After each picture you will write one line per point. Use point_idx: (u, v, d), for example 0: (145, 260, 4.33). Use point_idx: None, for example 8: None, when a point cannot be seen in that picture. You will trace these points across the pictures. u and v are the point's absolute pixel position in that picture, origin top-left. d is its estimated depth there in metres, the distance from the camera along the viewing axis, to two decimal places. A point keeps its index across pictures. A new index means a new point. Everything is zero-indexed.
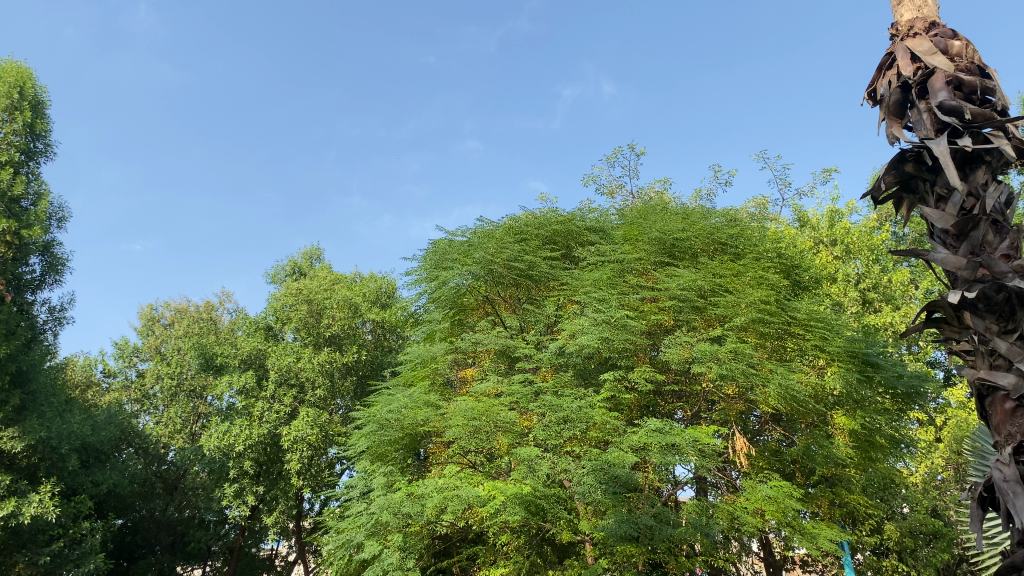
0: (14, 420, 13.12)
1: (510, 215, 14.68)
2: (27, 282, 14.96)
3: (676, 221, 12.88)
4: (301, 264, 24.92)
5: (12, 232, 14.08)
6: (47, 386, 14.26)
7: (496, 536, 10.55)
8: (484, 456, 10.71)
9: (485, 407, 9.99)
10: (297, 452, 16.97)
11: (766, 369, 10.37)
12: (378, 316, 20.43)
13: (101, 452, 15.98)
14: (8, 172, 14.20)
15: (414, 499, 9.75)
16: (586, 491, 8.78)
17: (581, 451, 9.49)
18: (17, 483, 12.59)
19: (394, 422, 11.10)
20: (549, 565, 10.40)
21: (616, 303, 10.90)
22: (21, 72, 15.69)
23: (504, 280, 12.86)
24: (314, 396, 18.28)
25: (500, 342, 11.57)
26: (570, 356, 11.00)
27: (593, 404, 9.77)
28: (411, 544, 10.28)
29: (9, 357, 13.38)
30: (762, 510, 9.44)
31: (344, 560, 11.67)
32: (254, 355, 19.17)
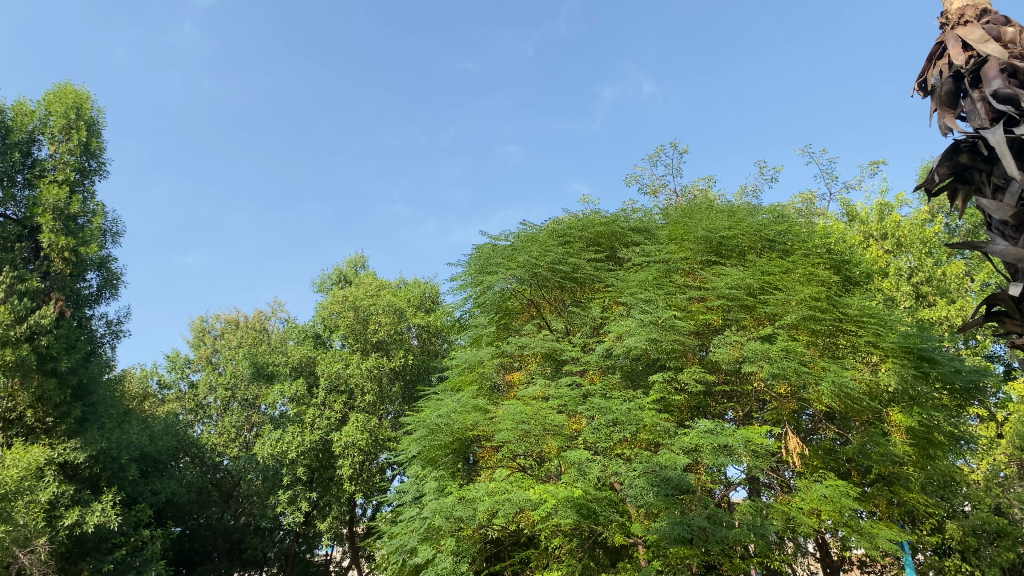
0: (75, 432, 13.49)
1: (554, 219, 14.69)
2: (85, 297, 15.38)
3: (722, 219, 12.78)
4: (347, 271, 25.20)
5: (70, 249, 14.50)
6: (106, 398, 14.63)
7: (549, 540, 10.55)
8: (534, 459, 10.74)
9: (533, 411, 10.00)
10: (348, 457, 17.18)
11: (818, 367, 10.21)
12: (424, 320, 20.41)
13: (160, 461, 16.35)
14: (65, 190, 14.61)
15: (465, 504, 9.81)
16: (638, 493, 8.73)
17: (632, 453, 9.45)
18: (81, 493, 12.96)
19: (444, 427, 11.17)
20: (602, 568, 10.38)
21: (663, 304, 10.85)
22: (77, 93, 16.17)
23: (549, 283, 12.87)
24: (364, 402, 18.46)
25: (547, 345, 11.60)
26: (617, 357, 10.97)
27: (643, 406, 9.68)
28: (464, 548, 10.33)
29: (70, 370, 13.77)
30: (818, 510, 9.27)
31: (397, 565, 11.79)
32: (304, 363, 19.46)
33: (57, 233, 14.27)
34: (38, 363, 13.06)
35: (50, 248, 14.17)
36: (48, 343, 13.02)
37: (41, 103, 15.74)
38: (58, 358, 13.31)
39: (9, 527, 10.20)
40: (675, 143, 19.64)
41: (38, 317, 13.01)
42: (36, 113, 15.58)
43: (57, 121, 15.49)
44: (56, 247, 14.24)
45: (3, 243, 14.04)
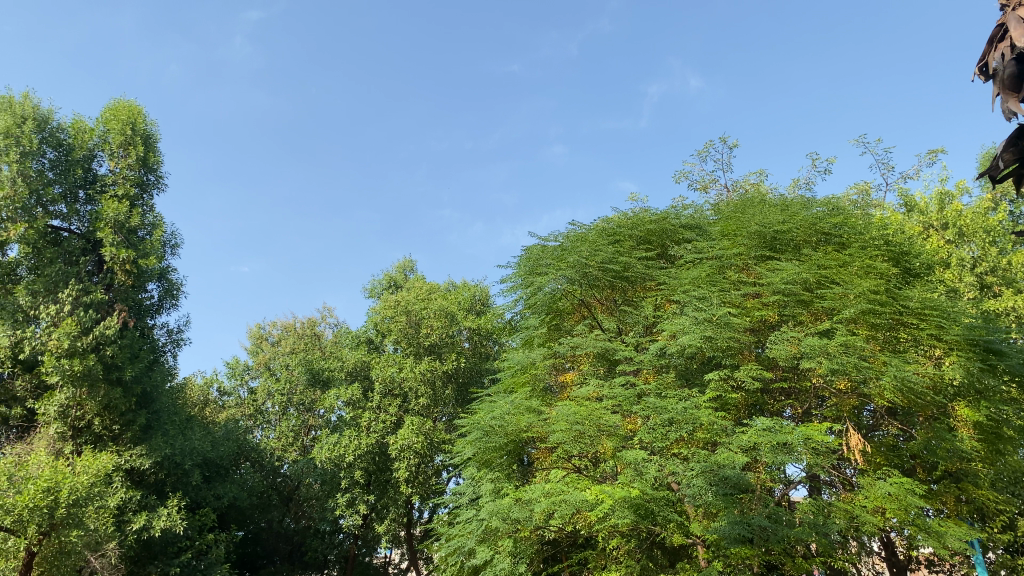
0: (140, 439, 13.87)
1: (603, 218, 14.63)
2: (146, 307, 15.79)
3: (775, 213, 12.59)
4: (397, 276, 25.43)
5: (131, 261, 14.91)
6: (169, 406, 15.01)
7: (606, 540, 10.50)
8: (590, 460, 10.71)
9: (588, 411, 9.96)
10: (404, 460, 17.32)
11: (879, 361, 9.98)
12: (475, 324, 20.51)
13: (222, 467, 16.69)
14: (125, 204, 15.01)
15: (522, 505, 9.81)
16: (696, 493, 8.63)
17: (689, 453, 9.35)
18: (147, 498, 13.33)
19: (498, 428, 11.21)
20: (660, 569, 10.31)
21: (717, 301, 10.73)
22: (133, 109, 16.58)
23: (600, 283, 12.81)
24: (418, 405, 18.59)
25: (599, 345, 11.56)
26: (671, 356, 10.87)
27: (699, 405, 9.58)
28: (521, 549, 10.33)
29: (135, 379, 14.15)
30: (882, 508, 9.04)
31: (456, 567, 11.85)
32: (359, 367, 19.71)
33: (118, 246, 14.69)
34: (104, 372, 13.46)
35: (113, 261, 14.61)
36: (112, 352, 13.41)
37: (99, 121, 16.24)
38: (123, 367, 13.69)
39: (81, 532, 10.48)
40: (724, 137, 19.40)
41: (103, 328, 13.41)
42: (95, 130, 16.09)
43: (115, 138, 15.93)
44: (119, 260, 14.67)
45: (69, 258, 14.63)
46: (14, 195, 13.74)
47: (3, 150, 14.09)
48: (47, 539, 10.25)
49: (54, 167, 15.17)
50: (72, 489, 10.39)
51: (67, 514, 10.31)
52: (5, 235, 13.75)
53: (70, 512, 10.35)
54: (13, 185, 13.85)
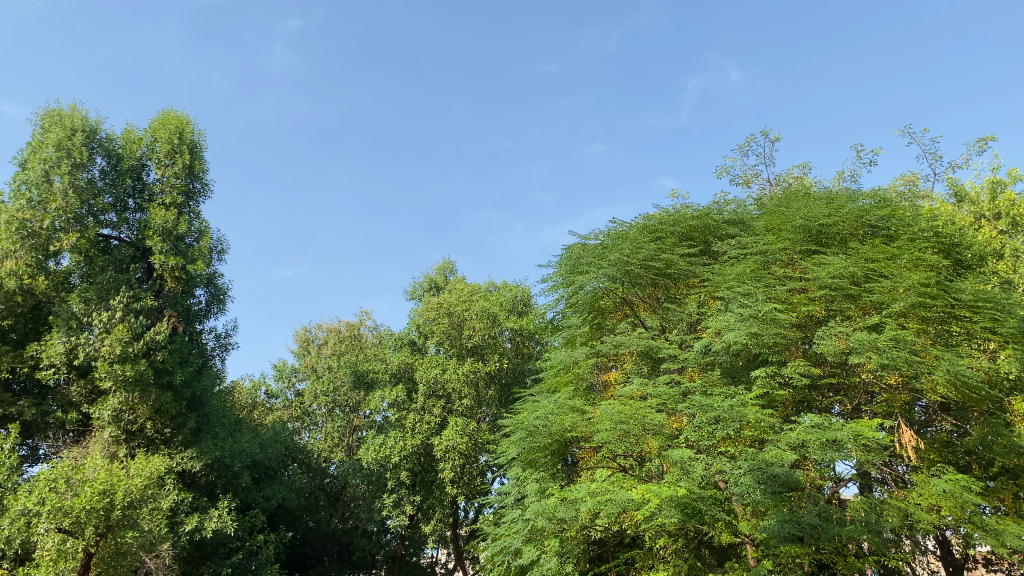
0: (191, 442, 14.15)
1: (644, 215, 14.52)
2: (195, 313, 16.10)
3: (820, 207, 12.39)
4: (438, 278, 25.57)
5: (179, 268, 15.19)
6: (219, 409, 15.28)
7: (653, 540, 10.43)
8: (635, 459, 10.64)
9: (632, 410, 9.89)
10: (448, 461, 17.39)
11: (931, 356, 9.75)
12: (517, 324, 20.52)
13: (270, 468, 16.94)
14: (172, 212, 15.30)
15: (567, 504, 9.79)
16: (744, 492, 8.52)
17: (736, 451, 9.22)
18: (199, 500, 13.59)
19: (543, 428, 11.21)
20: (709, 568, 10.22)
21: (762, 297, 10.59)
22: (180, 119, 16.90)
23: (642, 280, 12.74)
24: (462, 406, 18.65)
25: (643, 343, 11.48)
26: (716, 354, 10.76)
27: (745, 402, 9.47)
28: (568, 549, 10.33)
29: (185, 383, 14.44)
30: (937, 506, 8.83)
31: (503, 566, 11.88)
32: (403, 369, 19.88)
33: (167, 253, 15.02)
34: (155, 377, 13.76)
35: (162, 268, 14.93)
36: (163, 357, 13.72)
37: (147, 131, 16.58)
38: (173, 372, 13.97)
39: (136, 534, 10.71)
40: (766, 131, 19.14)
41: (153, 333, 13.71)
42: (144, 140, 16.44)
43: (162, 147, 16.24)
44: (167, 266, 14.99)
45: (120, 265, 14.99)
46: (67, 206, 14.11)
47: (55, 162, 14.40)
48: (105, 540, 10.49)
49: (104, 177, 15.55)
50: (127, 491, 10.62)
51: (122, 516, 10.56)
52: (58, 245, 14.13)
53: (125, 514, 10.58)
54: (66, 196, 14.23)
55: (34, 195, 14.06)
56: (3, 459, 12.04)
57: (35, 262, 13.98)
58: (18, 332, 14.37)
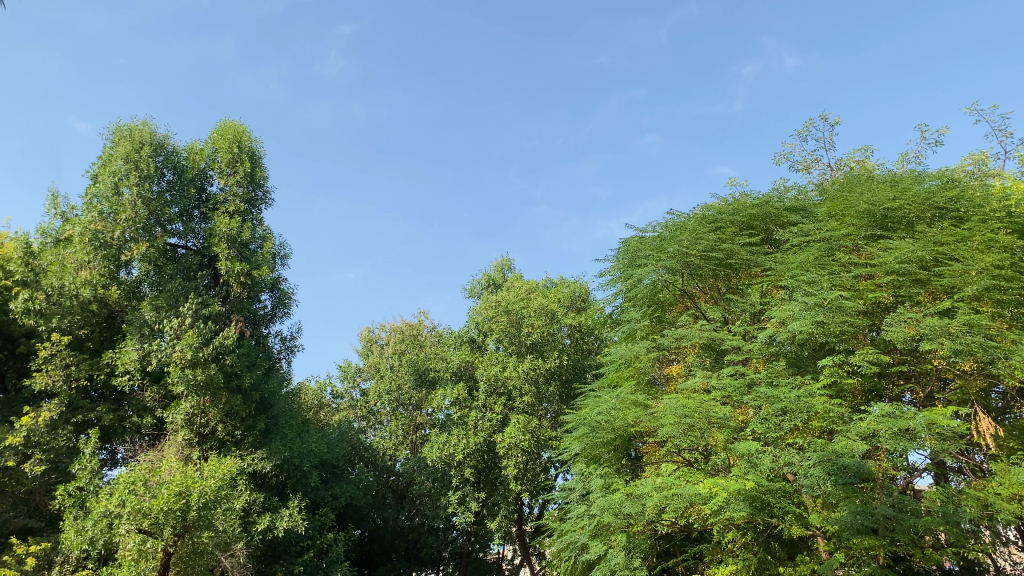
0: (262, 443, 14.49)
1: (702, 205, 14.33)
2: (261, 317, 16.47)
3: (884, 190, 12.06)
4: (496, 276, 25.67)
5: (244, 274, 15.56)
6: (287, 411, 15.62)
7: (721, 534, 10.32)
8: (700, 453, 10.53)
9: (697, 404, 9.80)
10: (512, 458, 17.44)
11: (1007, 340, 9.42)
12: (576, 320, 20.44)
13: (338, 468, 17.26)
14: (235, 219, 15.68)
15: (633, 499, 9.77)
16: (814, 484, 8.36)
17: (805, 443, 9.04)
18: (271, 500, 13.91)
19: (606, 423, 11.20)
20: (779, 561, 10.07)
21: (828, 285, 10.38)
22: (240, 129, 17.25)
23: (703, 272, 12.62)
24: (523, 403, 18.68)
25: (705, 335, 11.36)
26: (782, 344, 10.58)
27: (813, 392, 9.30)
28: (635, 543, 10.29)
29: (254, 386, 14.80)
30: (1019, 496, 8.51)
31: (571, 561, 11.90)
32: (464, 367, 20.05)
33: (232, 260, 15.42)
34: (226, 380, 14.13)
35: (228, 274, 15.34)
36: (232, 361, 14.09)
37: (209, 142, 17.01)
38: (242, 375, 14.33)
39: (212, 534, 10.97)
40: (825, 115, 18.65)
41: (221, 338, 14.07)
42: (206, 151, 16.89)
43: (224, 156, 16.62)
44: (233, 273, 15.39)
45: (188, 273, 15.44)
46: (136, 216, 14.61)
47: (124, 175, 14.93)
48: (182, 540, 10.79)
49: (170, 188, 16.06)
50: (201, 492, 10.91)
51: (198, 516, 10.83)
52: (129, 255, 14.65)
53: (201, 515, 10.85)
54: (135, 207, 14.72)
55: (105, 208, 14.59)
56: (84, 463, 12.52)
57: (108, 272, 14.55)
58: (94, 340, 14.92)
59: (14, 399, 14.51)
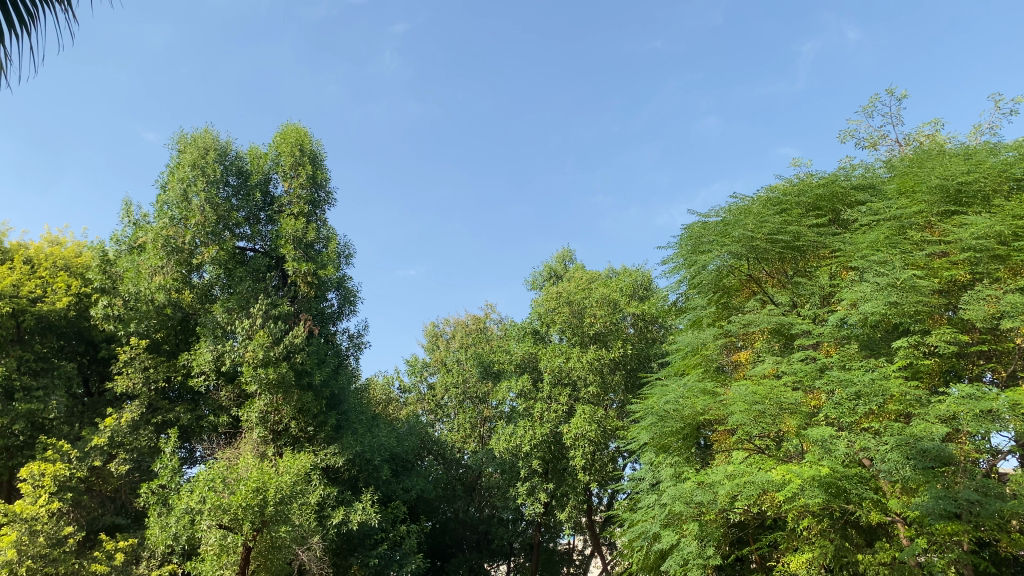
0: (333, 438, 14.77)
1: (766, 188, 14.05)
2: (328, 315, 16.79)
3: (957, 163, 11.63)
4: (557, 267, 25.65)
5: (311, 273, 15.85)
6: (356, 406, 15.88)
7: (796, 522, 10.14)
8: (772, 439, 10.37)
9: (767, 390, 9.66)
10: (579, 448, 17.41)
11: None
12: (639, 308, 20.25)
13: (408, 461, 17.53)
14: (300, 220, 15.98)
15: (705, 488, 9.70)
16: (893, 469, 8.14)
17: (882, 427, 8.82)
18: (344, 494, 14.19)
19: (674, 412, 11.14)
20: (857, 548, 9.87)
21: (900, 264, 10.09)
22: (300, 132, 17.54)
23: (769, 255, 12.40)
24: (588, 393, 18.62)
25: (773, 320, 11.17)
26: (853, 326, 10.34)
27: (888, 375, 9.06)
28: (708, 532, 10.20)
29: (324, 383, 15.09)
30: None
31: (643, 551, 11.87)
32: (527, 359, 20.13)
33: (299, 261, 15.74)
34: (297, 378, 14.44)
35: (295, 274, 15.66)
36: (302, 359, 14.39)
37: (272, 146, 17.36)
38: (312, 372, 14.62)
39: (289, 527, 11.21)
40: (891, 89, 18.06)
41: (291, 337, 14.39)
42: (269, 156, 17.27)
43: (286, 159, 16.94)
44: (300, 273, 15.71)
45: (257, 275, 15.82)
46: (205, 221, 15.01)
47: (192, 181, 15.35)
48: (261, 535, 11.04)
49: (236, 194, 16.49)
50: (278, 488, 11.12)
51: (276, 511, 11.05)
52: (200, 258, 15.01)
53: (278, 510, 11.07)
54: (204, 212, 15.13)
55: (175, 214, 15.02)
56: (166, 462, 12.95)
57: (181, 277, 14.95)
58: (171, 343, 15.52)
59: (98, 402, 15.16)
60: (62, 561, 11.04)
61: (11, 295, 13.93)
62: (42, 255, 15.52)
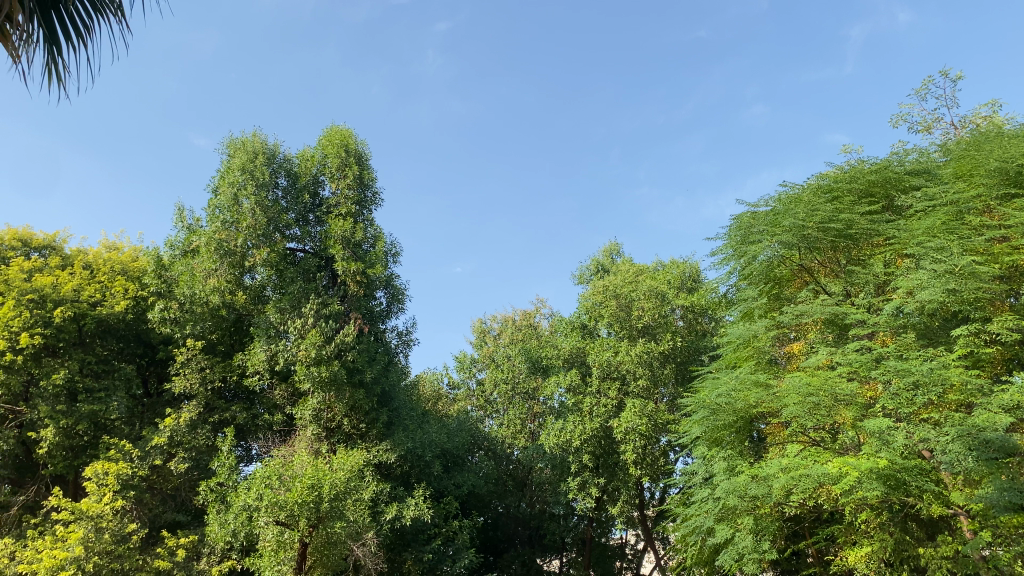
0: (385, 435, 14.92)
1: (816, 175, 13.79)
2: (378, 313, 16.96)
3: (1017, 145, 11.26)
4: (604, 260, 25.53)
5: (360, 273, 16.03)
6: (407, 403, 16.02)
7: (854, 515, 9.96)
8: (828, 432, 10.20)
9: (822, 381, 9.50)
10: (630, 443, 17.33)
11: None
12: (688, 301, 20.06)
13: (459, 457, 17.65)
14: (348, 220, 16.17)
15: (759, 481, 9.59)
16: (954, 460, 7.94)
17: (942, 417, 8.61)
18: (397, 490, 14.34)
19: (726, 406, 11.04)
20: (918, 542, 9.65)
21: (959, 250, 9.83)
22: (345, 132, 17.73)
23: (821, 245, 12.17)
24: (638, 387, 18.51)
25: (826, 310, 10.98)
26: (910, 315, 10.12)
27: (948, 364, 8.84)
28: (764, 526, 10.07)
29: (375, 380, 15.25)
30: None
31: (697, 545, 11.79)
32: (575, 354, 20.11)
33: (348, 260, 15.94)
34: (348, 376, 14.62)
35: (345, 274, 15.86)
36: (353, 357, 14.56)
37: (319, 148, 17.59)
38: (363, 370, 14.79)
39: (344, 523, 11.35)
40: (946, 71, 17.55)
41: (342, 335, 14.57)
42: (317, 157, 17.51)
43: (333, 161, 17.15)
44: (350, 272, 15.91)
45: (308, 275, 16.06)
46: (255, 223, 15.25)
47: (242, 184, 15.64)
48: (317, 531, 11.20)
49: (286, 195, 16.78)
50: (332, 484, 11.28)
51: (331, 508, 11.20)
52: (253, 260, 15.28)
53: (333, 506, 11.22)
54: (254, 215, 15.38)
55: (227, 218, 15.32)
56: (223, 460, 13.24)
57: (234, 279, 15.24)
58: (226, 343, 15.92)
59: (157, 402, 15.56)
60: (127, 557, 11.35)
61: (72, 300, 14.35)
62: (101, 261, 16.01)
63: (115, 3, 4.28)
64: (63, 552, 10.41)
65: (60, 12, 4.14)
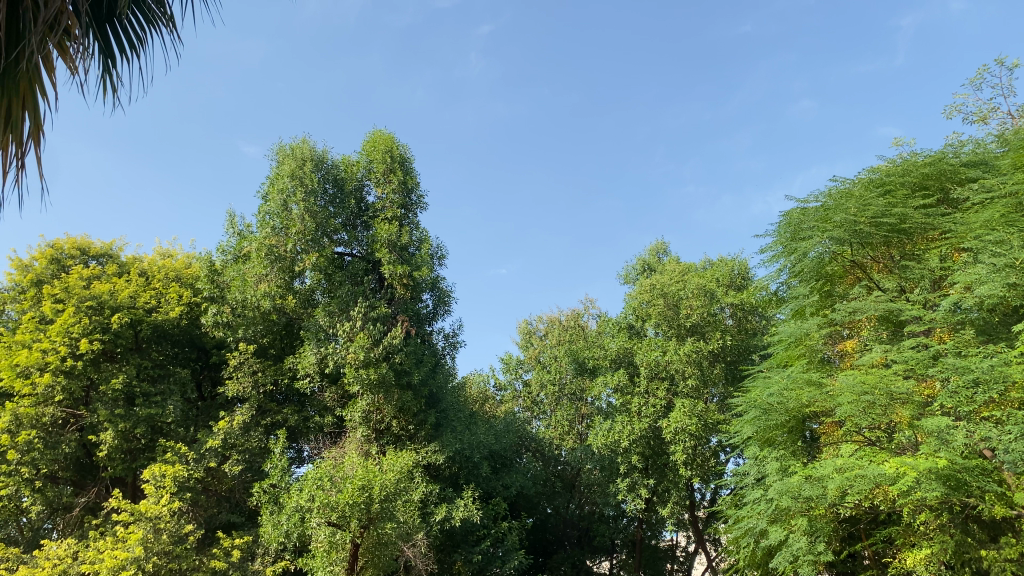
0: (433, 436, 15.04)
1: (867, 169, 13.52)
2: (424, 315, 17.07)
3: None
4: (650, 260, 25.34)
5: (406, 276, 16.16)
6: (455, 404, 16.10)
7: (913, 516, 9.72)
8: (884, 432, 9.98)
9: (877, 379, 9.32)
10: (680, 443, 17.17)
11: None
12: (736, 299, 19.81)
13: (507, 458, 17.67)
14: (393, 223, 16.30)
15: (813, 482, 9.43)
16: (1018, 459, 7.69)
17: (1004, 416, 8.36)
18: (447, 491, 14.41)
19: (778, 405, 10.90)
20: (980, 544, 9.38)
21: (1019, 243, 9.52)
22: (389, 138, 17.82)
23: (874, 240, 11.94)
24: (687, 387, 18.22)
25: (880, 307, 10.76)
26: (969, 311, 9.85)
27: (1010, 361, 8.57)
28: (819, 528, 9.89)
29: (423, 382, 15.36)
30: None
31: (750, 547, 11.63)
32: (623, 354, 19.98)
33: (394, 263, 16.07)
34: (396, 377, 14.75)
35: (392, 277, 16.00)
36: (401, 359, 14.67)
37: (364, 154, 17.77)
38: (411, 372, 14.90)
39: (395, 523, 11.43)
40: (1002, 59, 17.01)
41: (390, 338, 14.67)
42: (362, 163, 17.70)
43: (378, 166, 17.29)
44: (396, 275, 16.04)
45: (355, 279, 16.24)
46: (304, 229, 15.42)
47: (291, 191, 15.88)
48: (368, 531, 11.29)
49: (333, 201, 17.00)
50: (383, 485, 11.38)
51: (381, 508, 11.29)
52: (302, 265, 15.50)
53: (384, 507, 11.31)
54: (303, 221, 15.53)
55: (277, 223, 15.59)
56: (276, 462, 13.45)
57: (284, 283, 15.48)
58: (277, 347, 16.37)
59: (211, 406, 15.87)
60: (184, 557, 11.57)
61: (128, 306, 14.72)
62: (155, 268, 16.43)
63: (167, 14, 4.37)
64: (123, 552, 10.65)
65: (114, 25, 4.25)
